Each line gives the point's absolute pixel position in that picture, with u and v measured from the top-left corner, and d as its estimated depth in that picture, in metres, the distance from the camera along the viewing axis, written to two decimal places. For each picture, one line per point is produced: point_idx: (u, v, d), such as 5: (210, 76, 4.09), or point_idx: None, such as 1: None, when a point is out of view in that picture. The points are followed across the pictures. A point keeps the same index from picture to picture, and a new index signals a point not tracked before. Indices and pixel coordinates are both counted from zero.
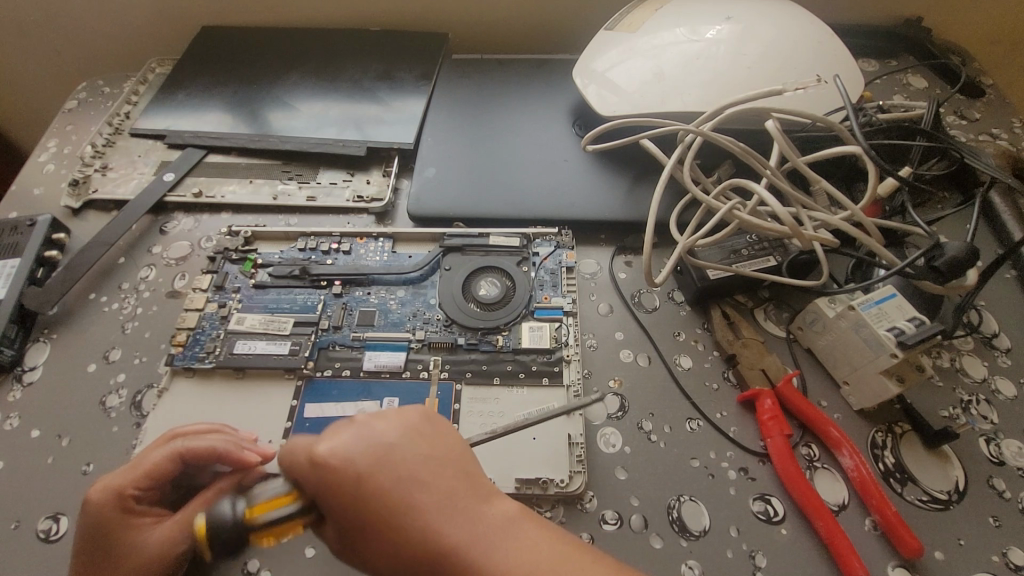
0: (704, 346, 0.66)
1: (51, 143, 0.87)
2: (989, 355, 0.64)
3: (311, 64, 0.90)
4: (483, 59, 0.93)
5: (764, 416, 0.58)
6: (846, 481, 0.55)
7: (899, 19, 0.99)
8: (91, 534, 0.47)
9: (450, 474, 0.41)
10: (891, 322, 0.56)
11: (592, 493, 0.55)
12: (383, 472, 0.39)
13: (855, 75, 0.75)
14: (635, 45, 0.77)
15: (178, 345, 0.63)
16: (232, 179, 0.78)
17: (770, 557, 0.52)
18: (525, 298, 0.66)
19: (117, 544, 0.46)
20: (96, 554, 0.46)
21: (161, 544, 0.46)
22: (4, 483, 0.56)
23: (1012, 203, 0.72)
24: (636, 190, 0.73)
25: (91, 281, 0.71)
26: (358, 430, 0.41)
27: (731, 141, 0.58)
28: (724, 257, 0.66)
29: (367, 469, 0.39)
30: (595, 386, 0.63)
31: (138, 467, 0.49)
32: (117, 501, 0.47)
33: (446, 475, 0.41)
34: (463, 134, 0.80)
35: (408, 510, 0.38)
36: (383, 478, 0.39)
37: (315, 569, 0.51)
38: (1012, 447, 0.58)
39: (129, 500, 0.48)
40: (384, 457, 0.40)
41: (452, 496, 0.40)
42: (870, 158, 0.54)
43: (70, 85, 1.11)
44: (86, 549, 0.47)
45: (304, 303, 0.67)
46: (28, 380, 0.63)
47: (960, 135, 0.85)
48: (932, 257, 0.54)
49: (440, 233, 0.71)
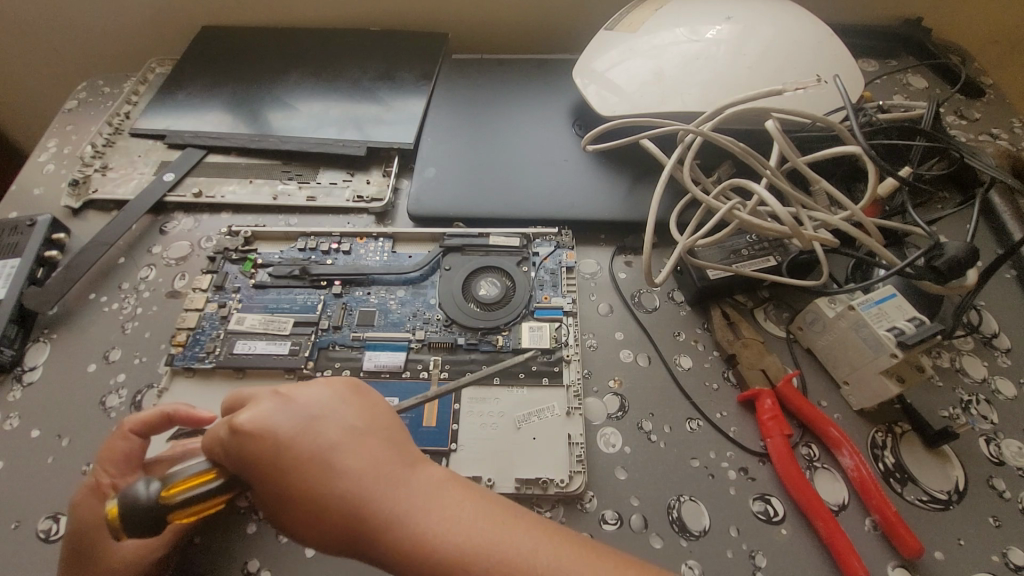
0: (704, 346, 0.66)
1: (51, 143, 0.87)
2: (989, 355, 0.64)
3: (311, 64, 0.90)
4: (482, 59, 0.93)
5: (763, 416, 0.57)
6: (846, 480, 0.55)
7: (899, 19, 0.99)
8: (74, 530, 0.47)
9: (376, 444, 0.43)
10: (891, 322, 0.56)
11: (591, 493, 0.55)
12: (303, 445, 0.42)
13: (854, 75, 0.75)
14: (635, 45, 0.77)
15: (178, 345, 0.63)
16: (233, 179, 0.78)
17: (770, 556, 0.52)
18: (525, 298, 0.66)
19: (95, 542, 0.47)
20: (73, 553, 0.47)
21: (140, 547, 0.48)
22: (4, 483, 0.56)
23: (1012, 203, 0.72)
24: (636, 190, 0.73)
25: (91, 281, 0.71)
26: (281, 405, 0.44)
27: (731, 141, 0.58)
28: (724, 257, 0.66)
29: (282, 441, 0.41)
30: (595, 386, 0.63)
31: (107, 459, 0.50)
32: (96, 493, 0.49)
33: (370, 444, 0.43)
34: (462, 134, 0.80)
35: (336, 478, 0.41)
36: (302, 451, 0.41)
37: (316, 568, 0.51)
38: (1012, 446, 0.58)
39: (107, 490, 0.49)
40: (308, 430, 0.42)
41: (381, 462, 0.42)
42: (869, 159, 0.54)
43: (71, 85, 1.11)
44: (67, 549, 0.47)
45: (304, 303, 0.67)
46: (29, 380, 0.63)
47: (960, 135, 0.85)
48: (932, 257, 0.54)
49: (440, 233, 0.71)
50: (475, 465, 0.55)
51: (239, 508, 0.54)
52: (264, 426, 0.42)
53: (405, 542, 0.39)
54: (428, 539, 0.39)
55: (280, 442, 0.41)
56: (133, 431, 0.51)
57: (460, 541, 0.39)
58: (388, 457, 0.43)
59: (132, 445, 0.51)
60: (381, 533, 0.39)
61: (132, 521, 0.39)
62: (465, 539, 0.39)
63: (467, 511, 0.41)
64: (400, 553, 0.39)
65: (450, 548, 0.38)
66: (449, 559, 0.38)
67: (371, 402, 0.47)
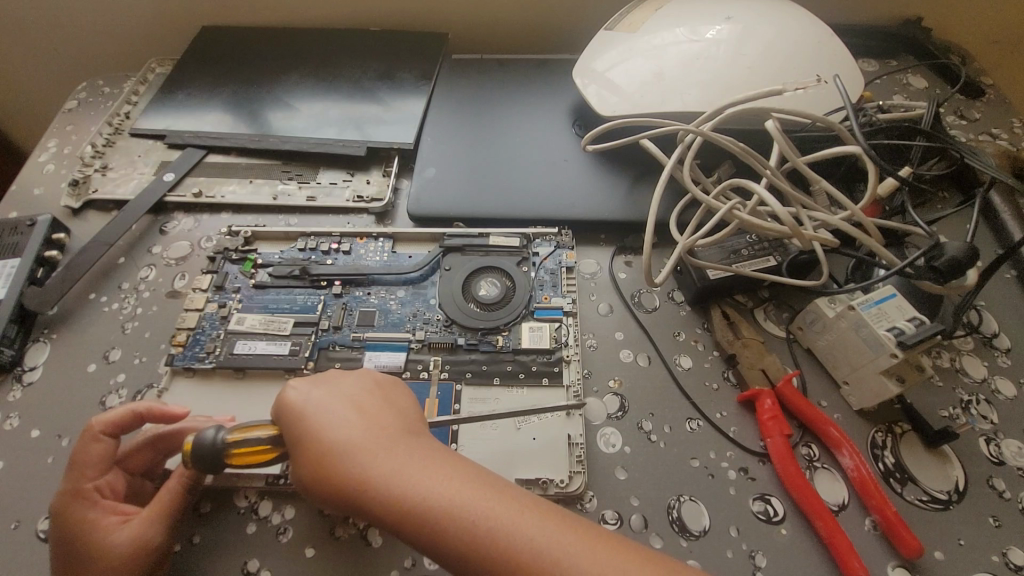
0: (704, 346, 0.66)
1: (51, 144, 0.87)
2: (989, 355, 0.64)
3: (311, 64, 0.90)
4: (482, 58, 0.93)
5: (763, 415, 0.58)
6: (846, 480, 0.55)
7: (899, 19, 0.99)
8: (62, 542, 0.47)
9: (388, 416, 0.47)
10: (891, 323, 0.55)
11: (591, 493, 0.55)
12: (322, 407, 0.46)
13: (854, 74, 0.75)
14: (634, 45, 0.77)
15: (178, 345, 0.63)
16: (233, 179, 0.78)
17: (770, 557, 0.52)
18: (525, 298, 0.66)
19: (83, 546, 0.46)
20: (68, 561, 0.46)
21: (135, 540, 0.46)
22: (4, 483, 0.56)
23: (1013, 203, 0.72)
24: (635, 190, 0.73)
25: (91, 281, 0.71)
26: (318, 378, 0.50)
27: (730, 141, 0.58)
28: (725, 257, 0.66)
29: (308, 403, 0.47)
30: (595, 386, 0.63)
31: (81, 464, 0.49)
32: (74, 500, 0.48)
33: (384, 415, 0.47)
34: (461, 134, 0.80)
35: (343, 436, 0.44)
36: (322, 412, 0.46)
37: (315, 569, 0.50)
38: (1012, 447, 0.58)
39: (90, 493, 0.48)
40: (329, 398, 0.47)
41: (388, 430, 0.45)
42: (870, 158, 0.54)
43: (71, 85, 1.11)
44: (63, 560, 0.46)
45: (304, 303, 0.67)
46: (29, 381, 0.63)
47: (960, 135, 0.85)
48: (932, 256, 0.54)
49: (440, 233, 0.71)
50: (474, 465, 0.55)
51: (239, 508, 0.54)
52: (298, 390, 0.47)
53: (393, 497, 0.41)
54: (417, 493, 0.41)
55: (306, 404, 0.46)
56: (105, 432, 0.51)
57: (443, 500, 0.40)
58: (397, 425, 0.46)
59: (106, 446, 0.51)
60: (374, 490, 0.41)
61: (200, 458, 0.45)
62: (449, 499, 0.40)
63: (456, 477, 0.42)
64: (387, 506, 0.41)
65: (438, 503, 0.40)
66: (434, 513, 0.40)
67: (397, 386, 0.51)
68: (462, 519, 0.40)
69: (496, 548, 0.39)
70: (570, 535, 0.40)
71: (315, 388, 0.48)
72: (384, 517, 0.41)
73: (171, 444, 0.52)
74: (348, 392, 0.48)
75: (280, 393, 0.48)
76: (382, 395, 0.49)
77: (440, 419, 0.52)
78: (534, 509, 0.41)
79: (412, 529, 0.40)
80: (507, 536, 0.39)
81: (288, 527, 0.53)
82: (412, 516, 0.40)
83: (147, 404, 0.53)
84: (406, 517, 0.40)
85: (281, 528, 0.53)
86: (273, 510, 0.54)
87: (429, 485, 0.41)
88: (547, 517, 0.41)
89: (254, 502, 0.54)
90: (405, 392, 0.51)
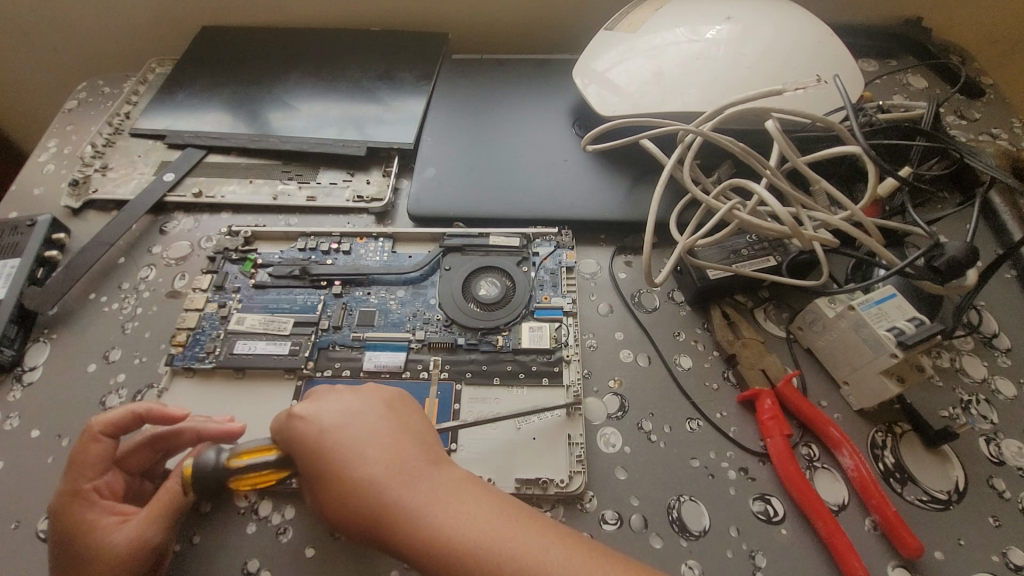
0: (704, 346, 0.66)
1: (51, 144, 0.87)
2: (989, 355, 0.64)
3: (311, 64, 0.90)
4: (482, 59, 0.93)
5: (764, 416, 0.57)
6: (846, 480, 0.55)
7: (899, 19, 0.99)
8: (60, 541, 0.47)
9: (408, 443, 0.47)
10: (891, 322, 0.55)
11: (592, 493, 0.55)
12: (342, 437, 0.46)
13: (854, 75, 0.75)
14: (634, 45, 0.77)
15: (178, 345, 0.63)
16: (233, 179, 0.78)
17: (770, 557, 0.52)
18: (525, 298, 0.66)
19: (82, 546, 0.46)
20: (66, 561, 0.46)
21: (133, 540, 0.46)
22: (4, 483, 0.56)
23: (1013, 203, 0.72)
24: (635, 190, 0.73)
25: (91, 281, 0.71)
26: (331, 402, 0.49)
27: (730, 141, 0.58)
28: (724, 257, 0.66)
29: (326, 434, 0.46)
30: (595, 386, 0.63)
31: (79, 465, 0.49)
32: (72, 500, 0.48)
33: (403, 443, 0.47)
34: (462, 134, 0.80)
35: (367, 469, 0.44)
36: (341, 443, 0.46)
37: (316, 569, 0.50)
38: (1012, 447, 0.58)
39: (88, 494, 0.48)
40: (347, 429, 0.47)
41: (410, 459, 0.45)
42: (869, 158, 0.54)
43: (72, 85, 1.11)
44: (61, 559, 0.46)
45: (304, 303, 0.67)
46: (29, 380, 0.63)
47: (960, 136, 0.85)
48: (932, 257, 0.54)
49: (440, 233, 0.71)
50: (474, 465, 0.55)
51: (239, 508, 0.54)
52: (311, 419, 0.47)
53: (422, 533, 0.41)
54: (445, 530, 0.41)
55: (324, 434, 0.46)
56: (103, 433, 0.51)
57: (472, 536, 0.41)
58: (416, 453, 0.46)
59: (105, 447, 0.50)
60: (403, 526, 0.42)
61: (202, 483, 0.46)
62: (477, 535, 0.41)
63: (482, 510, 0.43)
64: (416, 542, 0.41)
65: (464, 543, 0.41)
66: (462, 551, 0.40)
67: (410, 405, 0.51)
68: (487, 560, 0.40)
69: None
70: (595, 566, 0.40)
71: (332, 416, 0.47)
72: (413, 552, 0.41)
73: (171, 444, 0.53)
74: (366, 417, 0.48)
75: (291, 421, 0.47)
76: (399, 419, 0.49)
77: (444, 425, 0.56)
78: (558, 543, 0.42)
79: (438, 567, 0.41)
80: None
81: (288, 527, 0.53)
82: (438, 554, 0.41)
83: (147, 405, 0.53)
84: (432, 555, 0.41)
85: (281, 528, 0.53)
86: (273, 510, 0.54)
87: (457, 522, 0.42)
88: (573, 551, 0.41)
89: (254, 502, 0.54)
90: (419, 411, 0.51)
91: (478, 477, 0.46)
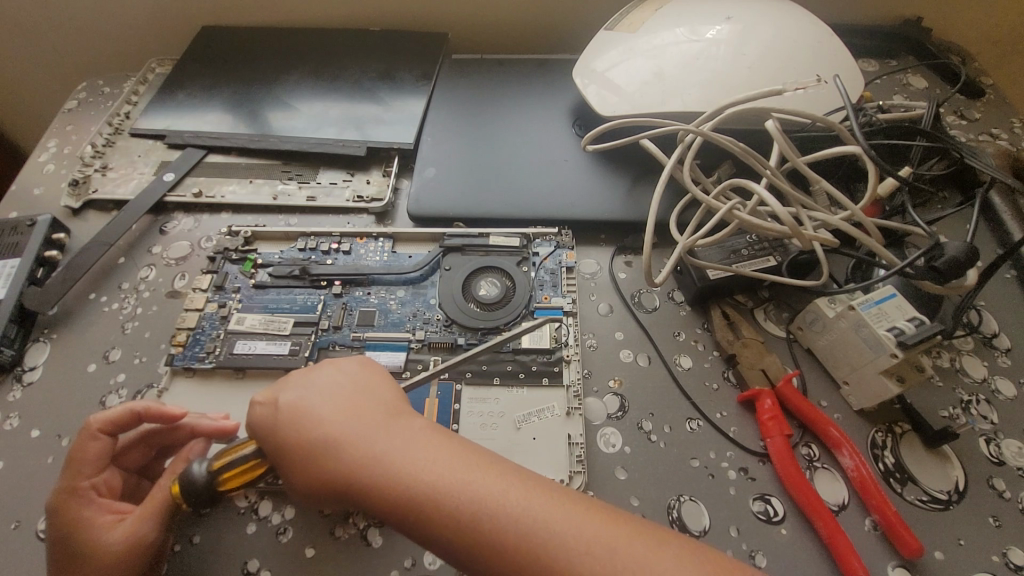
0: (704, 346, 0.66)
1: (51, 143, 0.87)
2: (989, 355, 0.64)
3: (311, 64, 0.90)
4: (483, 58, 0.93)
5: (763, 415, 0.57)
6: (846, 480, 0.55)
7: (898, 20, 0.99)
8: (58, 539, 0.47)
9: (366, 403, 0.47)
10: (891, 323, 0.55)
11: (591, 493, 0.55)
12: (300, 408, 0.46)
13: (855, 75, 0.75)
14: (634, 45, 0.77)
15: (178, 345, 0.63)
16: (233, 179, 0.78)
17: (770, 557, 0.52)
18: (525, 298, 0.66)
19: (80, 544, 0.46)
20: (66, 560, 0.46)
21: (128, 539, 0.46)
22: (3, 483, 0.56)
23: (1013, 204, 0.72)
24: (634, 190, 0.73)
25: (91, 281, 0.71)
26: (289, 378, 0.49)
27: (731, 141, 0.58)
28: (725, 257, 0.66)
29: (282, 407, 0.47)
30: (595, 386, 0.62)
31: (78, 462, 0.49)
32: (71, 498, 0.48)
33: (361, 403, 0.46)
34: (460, 133, 0.80)
35: (323, 433, 0.44)
36: (297, 412, 0.46)
37: (316, 568, 0.50)
38: (1012, 446, 0.58)
39: (86, 491, 0.48)
40: (303, 399, 0.47)
41: (368, 418, 0.45)
42: (870, 158, 0.54)
43: (72, 85, 1.11)
44: (58, 556, 0.46)
45: (304, 303, 0.67)
46: (28, 381, 0.63)
47: (960, 135, 0.85)
48: (932, 256, 0.54)
49: (440, 233, 0.71)
50: None
51: (239, 508, 0.54)
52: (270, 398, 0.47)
53: (382, 486, 0.42)
54: (403, 480, 0.41)
55: (282, 408, 0.46)
56: (103, 430, 0.50)
57: (429, 486, 0.41)
58: (377, 413, 0.46)
59: (104, 444, 0.50)
60: (362, 484, 0.42)
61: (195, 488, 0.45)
62: (433, 483, 0.41)
63: (439, 459, 0.42)
64: (377, 496, 0.42)
65: (421, 489, 0.41)
66: (421, 500, 0.40)
67: (373, 369, 0.51)
68: (444, 504, 0.40)
69: (479, 531, 0.39)
70: (557, 505, 0.40)
71: (289, 389, 0.48)
72: (376, 505, 0.42)
73: (165, 439, 0.54)
74: (325, 386, 0.48)
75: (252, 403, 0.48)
76: (357, 383, 0.49)
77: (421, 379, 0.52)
78: (518, 486, 0.41)
79: (400, 515, 0.41)
80: (487, 517, 0.39)
81: (288, 527, 0.53)
82: (399, 503, 0.41)
83: (146, 404, 0.52)
84: (392, 503, 0.41)
85: (281, 528, 0.53)
86: (273, 509, 0.54)
87: (413, 472, 0.42)
88: (532, 493, 0.41)
89: (254, 502, 0.54)
90: (383, 372, 0.51)
91: (439, 428, 0.46)
